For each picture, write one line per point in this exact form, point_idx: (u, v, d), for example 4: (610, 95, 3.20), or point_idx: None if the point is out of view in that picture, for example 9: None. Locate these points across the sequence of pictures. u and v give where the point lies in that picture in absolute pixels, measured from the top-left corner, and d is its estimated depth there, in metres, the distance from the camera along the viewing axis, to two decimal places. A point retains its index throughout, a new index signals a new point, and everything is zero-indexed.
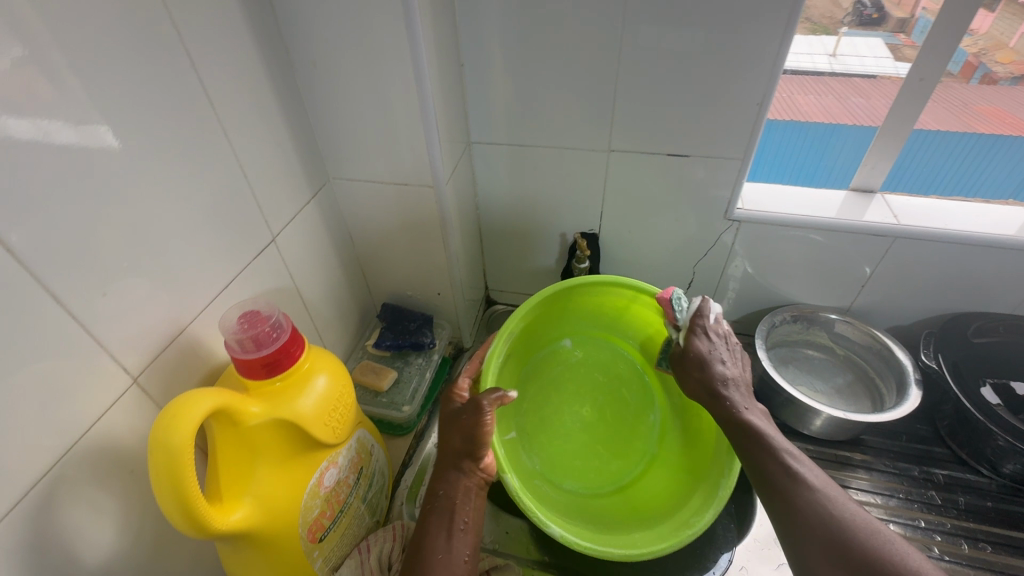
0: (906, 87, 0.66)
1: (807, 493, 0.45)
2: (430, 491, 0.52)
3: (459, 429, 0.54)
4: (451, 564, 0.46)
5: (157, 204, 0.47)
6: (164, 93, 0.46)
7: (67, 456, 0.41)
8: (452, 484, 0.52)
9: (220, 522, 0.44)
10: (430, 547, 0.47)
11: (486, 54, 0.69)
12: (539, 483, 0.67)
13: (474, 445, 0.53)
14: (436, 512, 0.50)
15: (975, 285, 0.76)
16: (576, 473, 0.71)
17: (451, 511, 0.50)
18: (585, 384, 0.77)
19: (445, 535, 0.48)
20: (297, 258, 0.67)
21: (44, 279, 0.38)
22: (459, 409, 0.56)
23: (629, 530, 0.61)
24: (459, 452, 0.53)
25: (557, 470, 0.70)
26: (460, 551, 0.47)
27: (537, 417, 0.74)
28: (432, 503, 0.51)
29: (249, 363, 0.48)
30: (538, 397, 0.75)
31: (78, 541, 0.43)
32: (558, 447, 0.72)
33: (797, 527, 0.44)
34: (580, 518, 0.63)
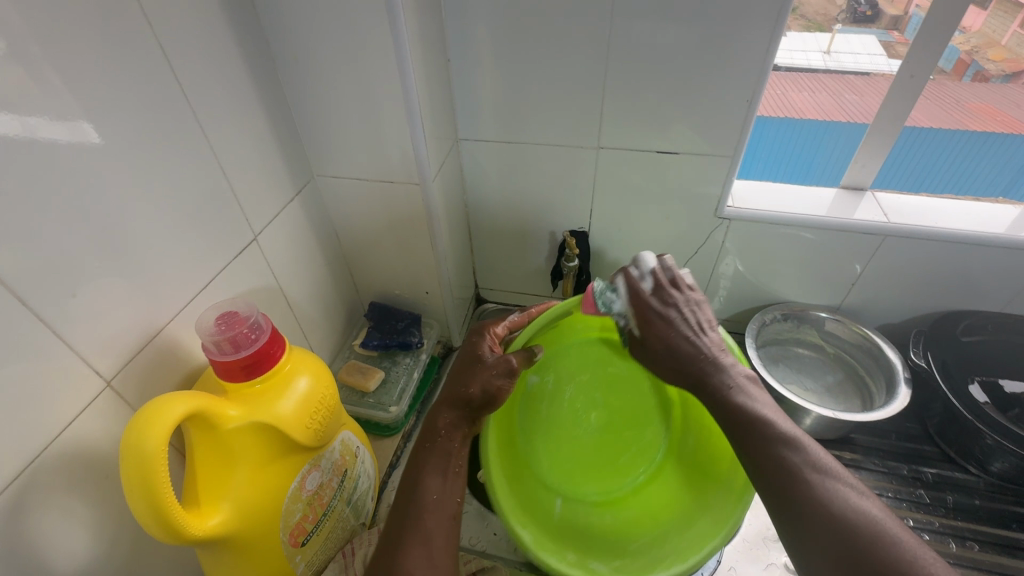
0: (898, 83, 0.66)
1: (809, 485, 0.41)
2: (430, 425, 0.51)
3: (478, 378, 0.52)
4: (443, 504, 0.46)
5: (133, 204, 0.46)
6: (141, 89, 0.45)
7: (37, 461, 0.40)
8: (453, 427, 0.51)
9: (197, 528, 0.43)
10: (424, 486, 0.47)
11: (474, 50, 0.68)
12: (584, 516, 0.63)
13: (490, 400, 0.52)
14: (434, 452, 0.49)
15: (965, 284, 0.76)
16: (610, 472, 0.66)
17: (449, 454, 0.49)
18: (574, 380, 0.66)
19: (441, 477, 0.48)
20: (280, 256, 0.66)
21: (13, 281, 0.37)
22: (485, 358, 0.55)
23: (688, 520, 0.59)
24: (471, 403, 0.52)
25: (597, 485, 0.66)
26: (452, 493, 0.48)
27: (544, 445, 0.66)
28: (433, 441, 0.50)
29: (228, 365, 0.47)
30: (536, 420, 0.65)
31: (49, 548, 0.42)
32: (584, 461, 0.66)
33: (798, 525, 0.40)
34: (639, 527, 0.61)
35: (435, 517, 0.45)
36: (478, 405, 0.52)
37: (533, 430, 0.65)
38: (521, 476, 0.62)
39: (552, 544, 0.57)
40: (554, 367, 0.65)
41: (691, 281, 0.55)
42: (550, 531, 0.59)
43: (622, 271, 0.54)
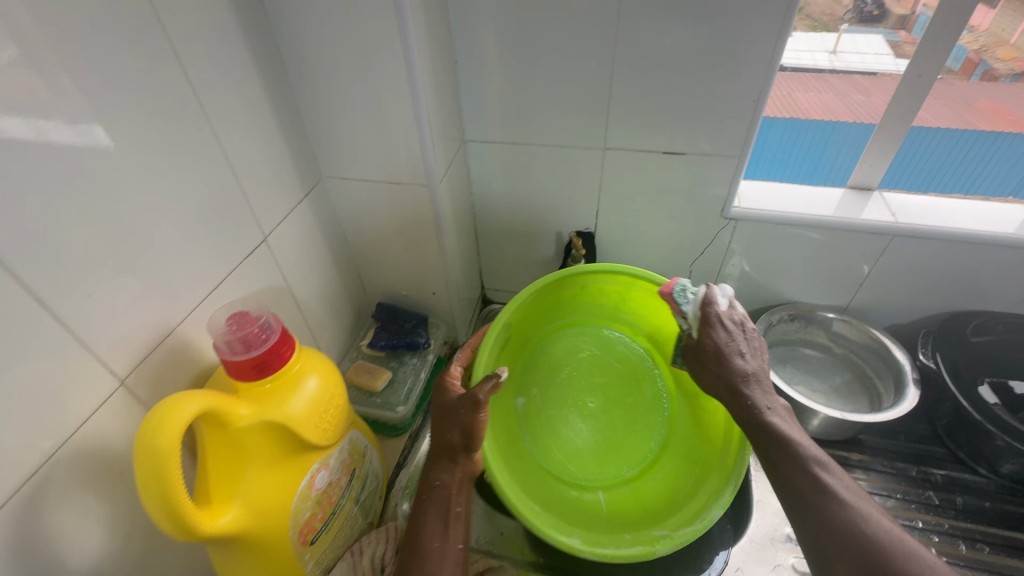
0: (906, 83, 0.65)
1: (841, 504, 0.43)
2: (425, 479, 0.52)
3: (456, 422, 0.53)
4: (447, 552, 0.47)
5: (146, 205, 0.46)
6: (154, 92, 0.46)
7: (52, 459, 0.41)
8: (447, 475, 0.52)
9: (209, 525, 0.44)
10: (426, 535, 0.48)
11: (481, 52, 0.69)
12: (629, 493, 0.67)
13: (471, 439, 0.52)
14: (431, 502, 0.50)
15: (974, 284, 0.75)
16: (630, 439, 0.71)
17: (446, 500, 0.50)
18: (558, 380, 0.74)
19: (441, 525, 0.48)
20: (289, 257, 0.66)
21: (29, 281, 0.38)
22: (453, 401, 0.55)
23: (710, 456, 0.63)
24: (456, 446, 0.52)
25: (631, 460, 0.70)
26: (455, 539, 0.48)
27: (561, 448, 0.71)
28: (428, 493, 0.50)
29: (239, 365, 0.47)
30: (544, 433, 0.71)
31: (64, 545, 0.42)
32: (606, 444, 0.71)
33: (828, 544, 0.42)
34: (681, 480, 0.65)
35: (439, 564, 0.46)
36: (465, 448, 0.53)
37: (546, 439, 0.71)
38: (552, 484, 0.67)
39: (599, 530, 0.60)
40: (536, 381, 0.73)
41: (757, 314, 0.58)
42: (599, 521, 0.62)
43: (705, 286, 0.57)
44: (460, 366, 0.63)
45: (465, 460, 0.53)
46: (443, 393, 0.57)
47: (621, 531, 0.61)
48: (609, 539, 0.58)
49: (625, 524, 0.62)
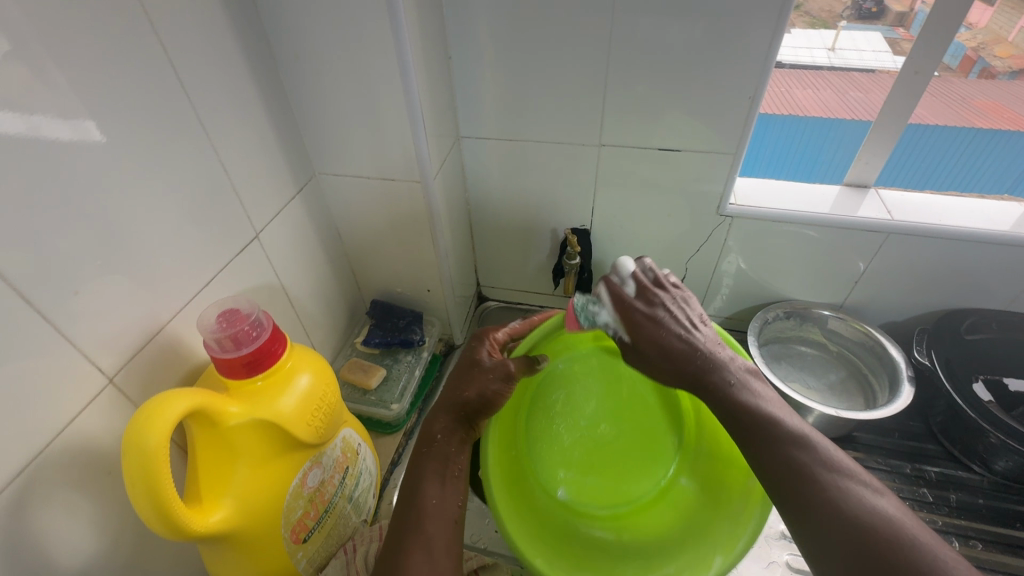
0: (902, 80, 0.65)
1: (820, 483, 0.39)
2: (426, 433, 0.50)
3: (475, 382, 0.53)
4: (444, 509, 0.46)
5: (136, 202, 0.46)
6: (144, 89, 0.45)
7: (40, 457, 0.40)
8: (450, 432, 0.50)
9: (198, 524, 0.44)
10: (425, 489, 0.46)
11: (475, 47, 0.68)
12: (671, 493, 0.63)
13: (486, 405, 0.53)
14: (432, 458, 0.48)
15: (969, 281, 0.75)
16: (659, 416, 0.66)
17: (447, 458, 0.49)
18: (557, 405, 0.64)
19: (440, 482, 0.47)
20: (282, 254, 0.66)
21: (17, 279, 0.37)
22: (485, 362, 0.55)
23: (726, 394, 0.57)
24: (468, 404, 0.52)
25: (667, 455, 0.65)
26: (452, 496, 0.47)
27: (618, 484, 0.64)
28: (429, 448, 0.49)
29: (229, 363, 0.47)
30: (607, 490, 0.64)
31: (52, 544, 0.42)
32: (634, 445, 0.66)
33: (806, 522, 0.39)
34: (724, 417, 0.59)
35: (434, 523, 0.44)
36: (475, 410, 0.52)
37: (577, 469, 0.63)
38: (644, 526, 0.60)
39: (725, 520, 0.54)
40: (540, 413, 0.63)
41: (675, 279, 0.53)
42: (659, 547, 0.58)
43: (603, 283, 0.51)
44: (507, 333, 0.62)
45: (473, 423, 0.52)
46: (477, 352, 0.57)
47: (681, 553, 0.56)
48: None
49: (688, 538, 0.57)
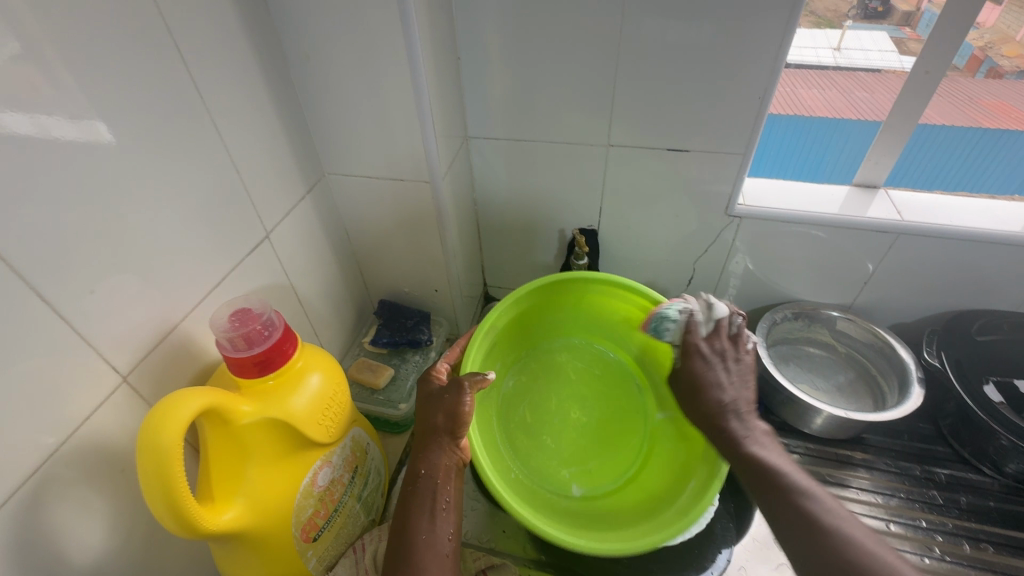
0: (913, 80, 0.65)
1: (825, 532, 0.42)
2: (411, 471, 0.52)
3: (439, 407, 0.54)
4: (435, 544, 0.47)
5: (148, 202, 0.46)
6: (156, 90, 0.45)
7: (56, 454, 0.41)
8: (433, 463, 0.52)
9: (211, 522, 0.44)
10: (414, 527, 0.47)
11: (483, 48, 0.68)
12: (659, 434, 0.70)
13: (455, 423, 0.53)
14: (417, 493, 0.50)
15: (980, 281, 0.75)
16: (607, 376, 0.76)
17: (432, 491, 0.50)
18: (527, 415, 0.73)
19: (428, 516, 0.48)
20: (292, 254, 0.66)
21: (32, 277, 0.38)
22: (437, 390, 0.56)
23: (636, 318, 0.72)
24: (440, 430, 0.53)
25: (642, 412, 0.73)
26: (443, 530, 0.48)
27: (611, 449, 0.71)
28: (413, 484, 0.50)
29: (241, 362, 0.47)
30: (609, 462, 0.70)
31: (66, 541, 0.42)
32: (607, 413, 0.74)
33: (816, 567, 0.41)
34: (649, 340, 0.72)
35: (426, 556, 0.46)
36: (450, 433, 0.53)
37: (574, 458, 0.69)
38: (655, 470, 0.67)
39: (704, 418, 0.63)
40: (516, 430, 0.71)
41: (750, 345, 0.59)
42: (672, 483, 0.63)
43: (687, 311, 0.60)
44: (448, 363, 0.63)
45: (454, 449, 0.53)
46: (427, 384, 0.58)
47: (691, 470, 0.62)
48: (698, 488, 0.58)
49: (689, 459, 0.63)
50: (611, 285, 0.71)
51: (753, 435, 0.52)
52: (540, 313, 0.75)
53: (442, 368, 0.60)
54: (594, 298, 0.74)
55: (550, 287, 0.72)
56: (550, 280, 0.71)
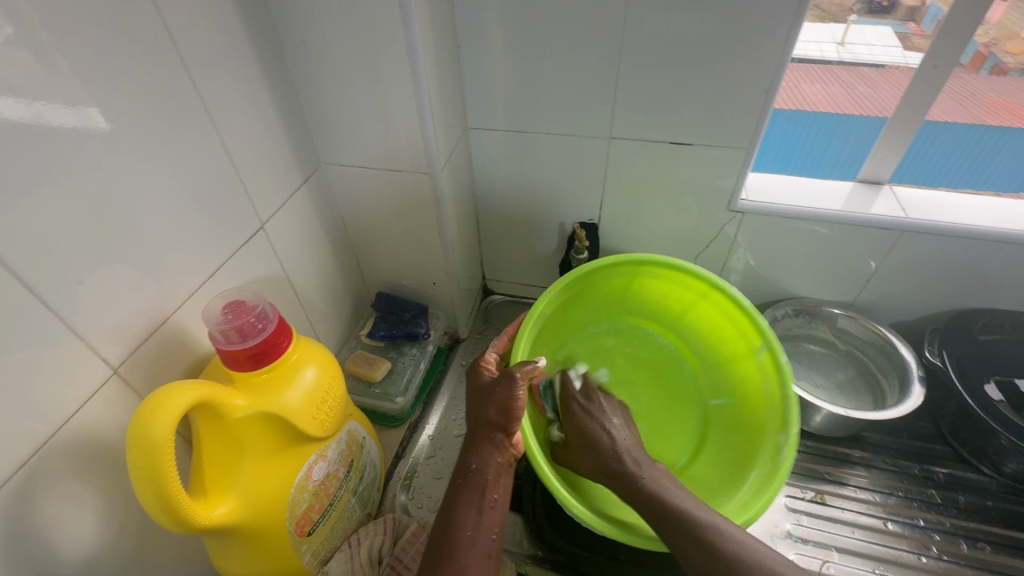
0: (920, 75, 0.63)
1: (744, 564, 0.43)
2: (462, 464, 0.52)
3: (492, 402, 0.54)
4: (479, 541, 0.47)
5: (142, 193, 0.45)
6: (152, 77, 0.44)
7: (45, 447, 0.40)
8: (484, 459, 0.52)
9: (204, 517, 0.43)
10: (459, 523, 0.47)
11: (485, 37, 0.67)
12: (711, 421, 0.70)
13: (507, 418, 0.53)
14: (467, 487, 0.50)
15: (983, 280, 0.74)
16: (661, 365, 0.75)
17: (483, 486, 0.50)
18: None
19: (476, 512, 0.48)
20: (287, 244, 0.65)
21: (22, 269, 0.37)
22: (491, 383, 0.56)
23: (692, 301, 0.71)
24: (493, 424, 0.53)
25: (692, 397, 0.73)
26: (488, 527, 0.48)
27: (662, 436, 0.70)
28: (465, 477, 0.51)
29: (234, 355, 0.46)
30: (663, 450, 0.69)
31: (56, 535, 0.42)
32: (656, 399, 0.73)
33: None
34: (703, 325, 0.72)
35: (469, 554, 0.46)
36: (505, 424, 0.53)
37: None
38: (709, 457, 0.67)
39: (771, 406, 0.64)
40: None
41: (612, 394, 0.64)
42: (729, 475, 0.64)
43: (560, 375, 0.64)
44: (496, 353, 0.63)
45: (504, 447, 0.53)
46: (477, 376, 0.58)
47: (748, 463, 0.63)
48: (758, 483, 0.59)
49: (748, 450, 0.64)
50: (669, 270, 0.70)
51: (654, 476, 0.51)
52: (588, 298, 0.73)
53: (491, 359, 0.61)
54: (645, 284, 0.72)
55: (598, 273, 0.70)
56: (602, 265, 0.70)
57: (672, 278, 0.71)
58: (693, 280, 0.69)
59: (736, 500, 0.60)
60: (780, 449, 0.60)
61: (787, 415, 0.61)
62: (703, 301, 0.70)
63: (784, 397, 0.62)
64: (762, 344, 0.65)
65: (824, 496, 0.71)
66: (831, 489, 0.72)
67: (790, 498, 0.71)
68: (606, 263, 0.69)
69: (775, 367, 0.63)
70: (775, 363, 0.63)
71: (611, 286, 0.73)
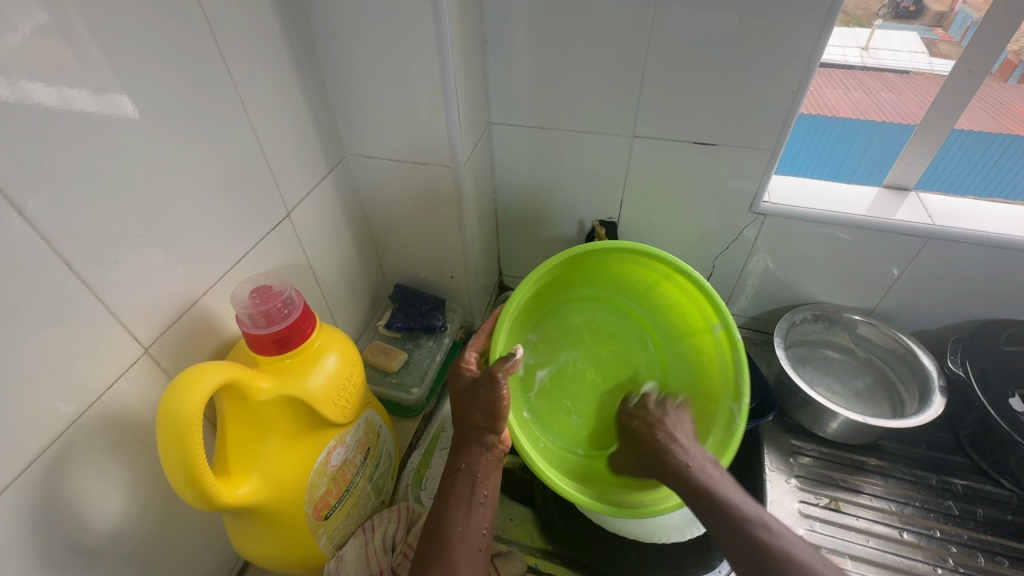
0: (953, 80, 0.62)
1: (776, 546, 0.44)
2: (451, 461, 0.53)
3: (476, 404, 0.54)
4: (469, 536, 0.49)
5: (172, 180, 0.46)
6: (186, 66, 0.45)
7: (77, 422, 0.41)
8: (474, 457, 0.53)
9: (227, 496, 0.44)
10: (450, 520, 0.49)
11: (511, 33, 0.67)
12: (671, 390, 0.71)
13: (495, 420, 0.53)
14: (457, 483, 0.51)
15: (1008, 291, 0.73)
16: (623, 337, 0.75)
17: (472, 483, 0.51)
18: (546, 378, 0.73)
19: (466, 507, 0.50)
20: (311, 233, 0.66)
21: (59, 247, 0.38)
22: (473, 386, 0.56)
23: (652, 278, 0.69)
24: (481, 427, 0.53)
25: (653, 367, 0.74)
26: (478, 523, 0.50)
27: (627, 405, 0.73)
28: (454, 475, 0.52)
29: (261, 339, 0.47)
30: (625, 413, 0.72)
31: (85, 509, 0.43)
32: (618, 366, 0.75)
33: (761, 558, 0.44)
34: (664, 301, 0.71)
35: (462, 548, 0.47)
36: (488, 428, 0.53)
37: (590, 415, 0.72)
38: None
39: (727, 381, 0.64)
40: (536, 395, 0.72)
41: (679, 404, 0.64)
42: None
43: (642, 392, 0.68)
44: (476, 351, 0.62)
45: (494, 444, 0.54)
46: (459, 378, 0.58)
47: (703, 432, 0.64)
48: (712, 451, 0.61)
49: (702, 418, 0.66)
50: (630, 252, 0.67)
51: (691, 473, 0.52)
52: (559, 281, 0.71)
53: (472, 357, 0.60)
54: (610, 265, 0.70)
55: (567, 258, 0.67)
56: (575, 253, 0.66)
57: (636, 258, 0.68)
58: (656, 263, 0.67)
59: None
60: (733, 417, 0.62)
61: (739, 386, 0.62)
62: (664, 280, 0.68)
63: (737, 369, 0.62)
64: (718, 322, 0.64)
65: (839, 503, 0.71)
66: (846, 497, 0.71)
67: (804, 504, 0.71)
68: (572, 253, 0.66)
69: (730, 343, 0.63)
70: (729, 340, 0.63)
71: (571, 268, 0.70)
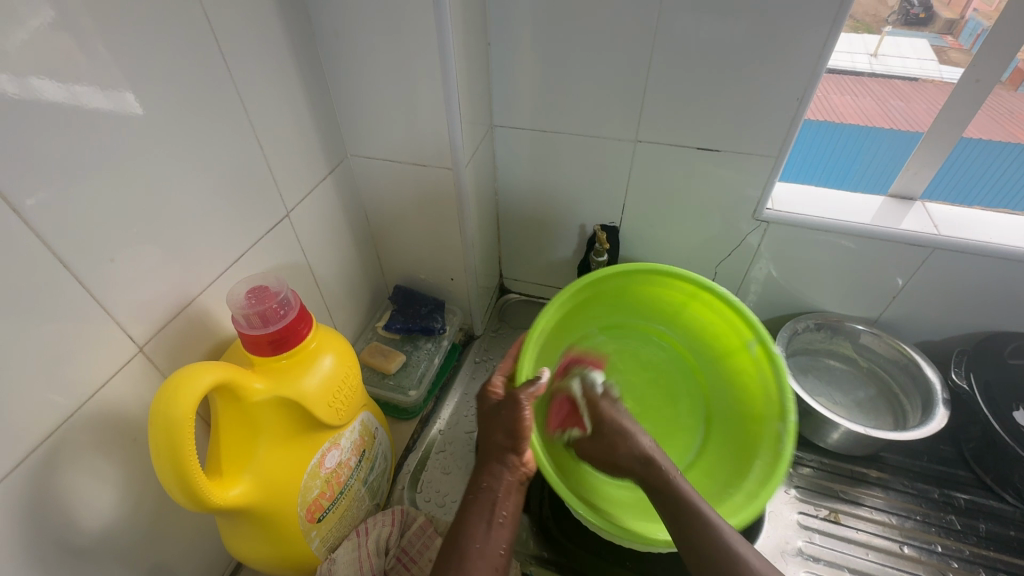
0: (962, 88, 0.61)
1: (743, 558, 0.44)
2: (472, 481, 0.53)
3: (499, 425, 0.54)
4: (488, 554, 0.47)
5: (172, 177, 0.46)
6: (187, 63, 0.45)
7: (70, 420, 0.41)
8: (495, 477, 0.52)
9: (218, 497, 0.44)
10: (469, 536, 0.48)
11: (515, 35, 0.67)
12: (715, 417, 0.70)
13: (516, 439, 0.53)
14: (477, 503, 0.50)
15: (1013, 304, 0.72)
16: (659, 367, 0.75)
17: (492, 502, 0.50)
18: None
19: (485, 527, 0.48)
20: (310, 233, 0.66)
21: (55, 243, 0.38)
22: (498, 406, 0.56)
23: (680, 301, 0.71)
24: (503, 447, 0.53)
25: (694, 395, 0.73)
26: (496, 543, 0.48)
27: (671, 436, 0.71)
28: (475, 493, 0.51)
29: (256, 339, 0.47)
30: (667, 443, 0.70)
31: (77, 506, 0.43)
32: (657, 395, 0.74)
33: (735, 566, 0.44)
34: (695, 326, 0.72)
35: (479, 564, 0.46)
36: (513, 447, 0.53)
37: None
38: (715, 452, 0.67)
39: (767, 399, 0.63)
40: None
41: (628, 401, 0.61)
42: (734, 470, 0.63)
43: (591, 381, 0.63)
44: (503, 375, 0.63)
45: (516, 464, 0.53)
46: (484, 401, 0.58)
47: (751, 455, 0.62)
48: (763, 471, 0.59)
49: (748, 441, 0.64)
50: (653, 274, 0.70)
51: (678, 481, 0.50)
52: (587, 307, 0.72)
53: (497, 381, 0.61)
54: (637, 288, 0.72)
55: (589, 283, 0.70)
56: (594, 276, 0.69)
57: (659, 281, 0.71)
58: (680, 282, 0.69)
59: (741, 492, 0.60)
60: (779, 437, 0.59)
61: (783, 403, 0.60)
62: (691, 300, 0.70)
63: (779, 386, 0.61)
64: (753, 337, 0.64)
65: (839, 515, 0.70)
66: (846, 509, 0.70)
67: (802, 515, 0.70)
68: (601, 274, 0.69)
69: (768, 358, 0.63)
70: (767, 354, 0.63)
71: (598, 295, 0.72)
